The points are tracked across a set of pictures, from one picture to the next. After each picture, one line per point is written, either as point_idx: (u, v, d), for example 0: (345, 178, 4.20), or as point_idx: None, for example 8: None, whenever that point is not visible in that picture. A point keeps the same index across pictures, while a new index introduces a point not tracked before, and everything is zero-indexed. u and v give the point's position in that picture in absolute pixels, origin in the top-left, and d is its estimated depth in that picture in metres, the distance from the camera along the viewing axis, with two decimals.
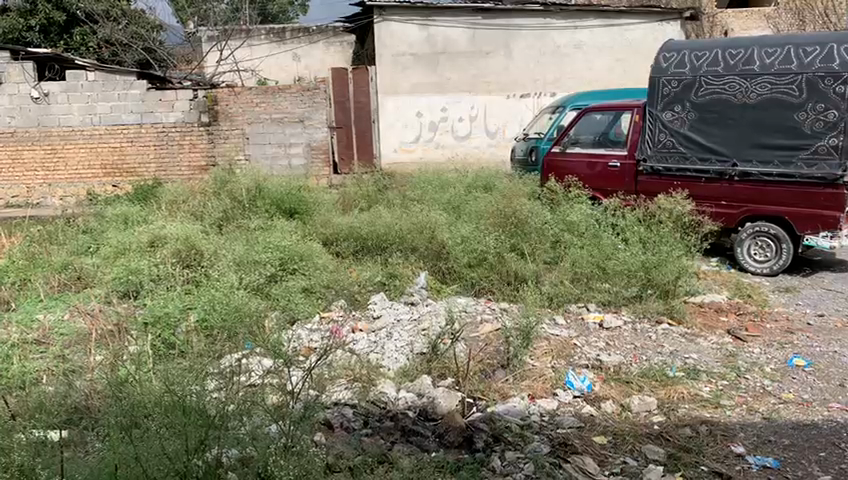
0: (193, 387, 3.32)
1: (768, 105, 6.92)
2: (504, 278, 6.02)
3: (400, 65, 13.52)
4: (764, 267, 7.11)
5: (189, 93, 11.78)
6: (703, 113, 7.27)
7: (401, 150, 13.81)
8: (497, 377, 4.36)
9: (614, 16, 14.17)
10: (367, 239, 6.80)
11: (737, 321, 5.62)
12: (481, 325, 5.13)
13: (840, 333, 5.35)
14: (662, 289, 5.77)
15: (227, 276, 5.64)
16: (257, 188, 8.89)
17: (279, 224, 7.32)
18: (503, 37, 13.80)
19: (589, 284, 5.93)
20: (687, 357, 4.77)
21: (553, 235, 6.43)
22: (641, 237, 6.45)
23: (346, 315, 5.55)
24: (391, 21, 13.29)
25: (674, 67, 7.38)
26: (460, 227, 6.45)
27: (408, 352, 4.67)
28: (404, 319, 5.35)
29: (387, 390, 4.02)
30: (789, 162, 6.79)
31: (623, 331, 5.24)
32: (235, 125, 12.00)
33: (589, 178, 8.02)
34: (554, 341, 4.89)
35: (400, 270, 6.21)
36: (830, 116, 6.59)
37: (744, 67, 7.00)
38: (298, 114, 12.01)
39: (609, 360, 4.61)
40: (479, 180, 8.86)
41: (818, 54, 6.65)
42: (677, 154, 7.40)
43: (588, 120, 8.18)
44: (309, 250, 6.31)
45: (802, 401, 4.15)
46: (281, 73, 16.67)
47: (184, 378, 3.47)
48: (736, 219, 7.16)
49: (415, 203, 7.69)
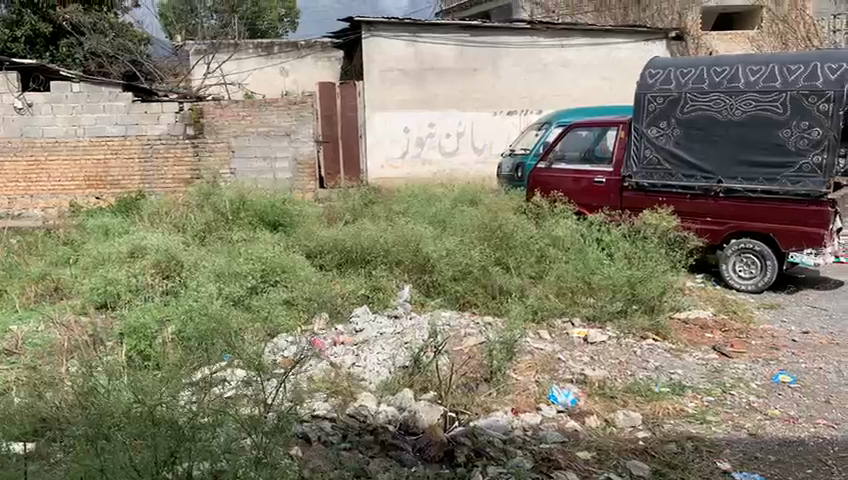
0: (165, 398, 3.23)
1: (752, 122, 6.95)
2: (488, 292, 5.96)
3: (387, 81, 13.48)
4: (750, 283, 7.07)
5: (175, 106, 11.67)
6: (688, 129, 7.28)
7: (386, 165, 13.66)
8: (480, 391, 4.27)
9: (600, 35, 14.29)
10: (350, 251, 6.73)
11: (723, 338, 5.58)
12: (465, 339, 5.04)
13: (825, 350, 5.32)
14: (647, 305, 5.73)
15: (208, 286, 5.57)
16: (241, 200, 8.81)
17: (263, 236, 7.24)
18: (490, 54, 13.86)
19: (574, 298, 5.89)
20: (672, 373, 4.72)
21: (539, 250, 6.40)
22: (626, 253, 6.44)
23: (328, 329, 5.46)
24: (379, 37, 13.26)
25: (659, 84, 7.39)
26: (445, 241, 6.43)
27: (390, 366, 4.59)
28: (387, 333, 5.27)
29: (366, 403, 3.92)
30: (774, 179, 6.81)
31: (607, 345, 5.20)
32: (220, 138, 11.90)
33: (575, 194, 7.90)
34: (538, 355, 4.83)
35: (383, 282, 6.14)
36: (814, 133, 6.66)
37: (729, 84, 7.03)
38: (284, 128, 11.96)
39: (594, 374, 4.55)
40: (466, 194, 8.81)
41: (802, 73, 6.73)
42: (663, 170, 7.39)
43: (574, 136, 8.09)
44: (292, 263, 6.24)
45: (787, 417, 4.10)
46: (268, 88, 16.59)
47: (157, 388, 3.38)
48: (721, 236, 7.14)
49: (400, 217, 7.63)
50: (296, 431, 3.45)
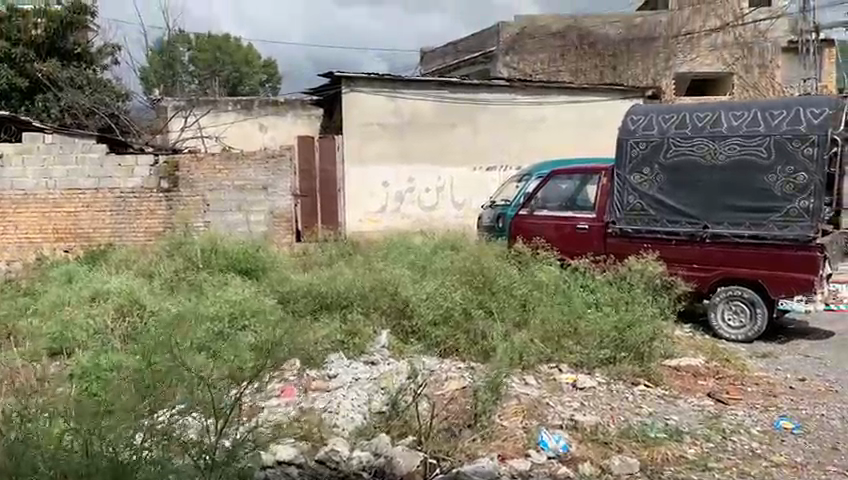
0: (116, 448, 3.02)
1: (737, 167, 6.84)
2: (470, 337, 5.64)
3: (367, 135, 13.26)
4: (739, 332, 6.81)
5: (150, 159, 11.31)
6: (672, 175, 7.14)
7: (365, 220, 13.30)
8: (463, 436, 3.91)
9: (578, 93, 14.42)
10: (325, 297, 6.40)
11: (717, 385, 5.29)
12: (446, 382, 4.72)
13: (825, 397, 5.05)
14: (636, 351, 5.43)
15: (169, 334, 5.16)
16: (213, 250, 8.49)
17: (233, 282, 6.89)
18: (470, 109, 13.87)
19: (560, 342, 5.61)
20: (668, 419, 4.41)
21: (522, 296, 6.08)
22: (613, 298, 6.14)
23: (300, 374, 5.11)
24: (360, 92, 13.12)
25: (642, 129, 7.27)
26: (425, 285, 6.15)
27: (365, 410, 4.24)
28: (363, 378, 4.93)
29: (338, 447, 3.56)
30: (761, 224, 6.67)
31: (598, 391, 4.89)
32: (195, 191, 11.49)
33: (557, 241, 7.65)
34: (524, 400, 4.49)
35: (359, 327, 5.82)
36: (799, 178, 6.55)
37: (712, 129, 6.95)
38: (260, 182, 11.66)
39: (585, 420, 4.22)
40: (445, 242, 8.56)
41: (785, 117, 6.66)
42: (647, 216, 7.22)
43: (556, 183, 7.85)
44: (262, 307, 5.98)
45: (795, 464, 3.79)
46: (246, 142, 16.39)
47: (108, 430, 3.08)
48: (709, 282, 6.92)
49: (378, 261, 7.35)
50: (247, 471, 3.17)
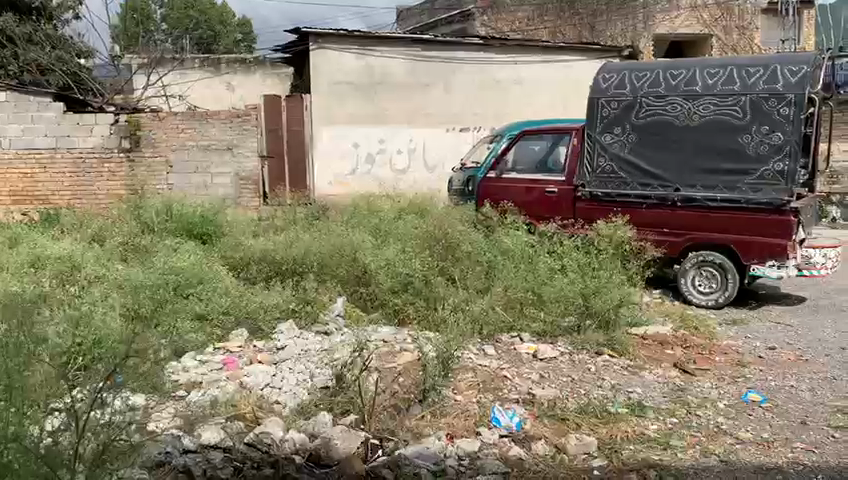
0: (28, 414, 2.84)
1: (711, 127, 6.56)
2: (429, 304, 5.36)
3: (335, 94, 12.23)
4: (709, 299, 6.62)
5: (110, 117, 10.51)
6: (644, 135, 6.84)
7: (335, 183, 12.40)
8: (412, 414, 3.64)
9: (555, 52, 13.71)
10: (281, 264, 6.11)
11: (684, 354, 5.07)
12: (400, 354, 4.45)
13: (795, 367, 4.86)
14: (601, 319, 5.20)
15: (101, 308, 4.86)
16: (169, 213, 8.12)
17: (185, 247, 6.56)
18: (443, 70, 13.00)
19: (523, 311, 5.35)
20: (631, 392, 4.18)
21: (487, 261, 5.81)
22: (579, 264, 5.89)
23: (245, 347, 4.84)
24: (328, 49, 12.08)
25: (614, 88, 6.94)
26: (385, 251, 5.85)
27: (309, 386, 3.97)
28: (312, 350, 4.64)
29: (270, 428, 3.29)
30: (734, 187, 6.43)
31: (559, 362, 4.65)
32: (158, 152, 10.84)
33: (526, 205, 7.34)
34: (480, 372, 4.23)
35: (313, 295, 5.53)
36: (775, 139, 6.30)
37: (687, 87, 6.64)
38: (226, 142, 11.05)
39: (543, 394, 3.98)
40: (413, 206, 8.24)
41: (762, 75, 6.37)
42: (617, 179, 6.94)
43: (527, 144, 7.48)
44: (210, 274, 5.65)
45: (761, 441, 3.58)
46: (214, 103, 15.94)
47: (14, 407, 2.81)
48: (680, 247, 6.69)
49: (337, 227, 7.02)
50: (150, 455, 3.00)
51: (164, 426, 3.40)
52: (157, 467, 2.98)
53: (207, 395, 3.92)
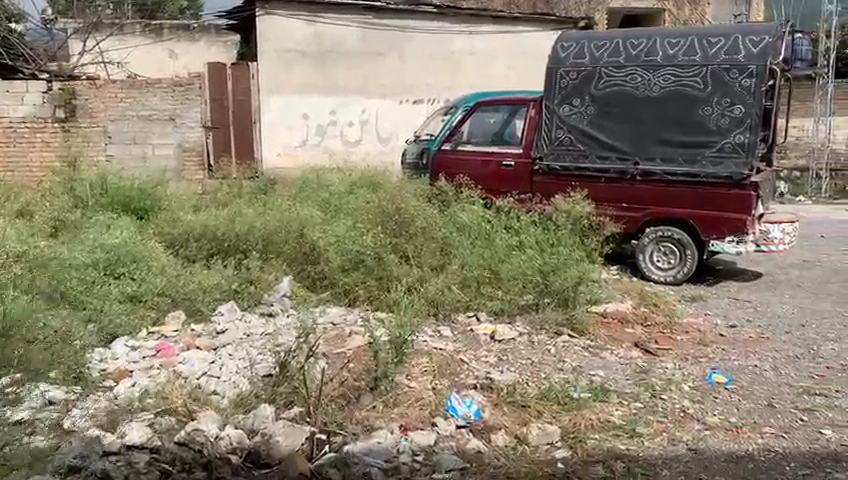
0: None
1: (671, 99, 6.35)
2: (383, 284, 5.09)
3: (284, 63, 11.67)
4: (667, 275, 6.50)
5: (41, 85, 9.78)
6: (603, 107, 6.61)
7: (284, 154, 11.81)
8: (361, 405, 3.37)
9: (509, 23, 13.41)
10: (222, 241, 5.71)
11: (645, 333, 4.90)
12: (349, 338, 4.14)
13: (757, 345, 4.73)
14: (560, 298, 4.95)
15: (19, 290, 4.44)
16: (105, 189, 7.59)
17: (120, 223, 6.09)
18: (396, 38, 12.55)
19: (480, 290, 5.09)
20: (593, 375, 3.98)
21: (441, 238, 5.51)
22: (538, 241, 5.66)
23: (181, 330, 4.48)
24: (276, 15, 11.48)
25: (572, 58, 6.69)
26: (335, 227, 5.53)
27: (250, 374, 3.69)
28: (255, 334, 4.34)
29: (205, 424, 2.98)
30: (694, 161, 6.27)
31: (518, 344, 4.41)
32: (95, 121, 10.05)
33: (482, 178, 7.06)
34: (436, 356, 3.98)
35: (256, 275, 5.17)
36: (736, 111, 6.12)
37: (647, 57, 6.41)
38: (168, 111, 10.24)
39: (502, 379, 3.73)
40: (364, 180, 7.88)
41: (723, 45, 6.16)
42: (576, 151, 6.72)
43: (481, 116, 7.18)
44: (146, 252, 5.23)
45: (729, 426, 3.41)
46: (155, 70, 15.17)
47: None
48: (639, 222, 6.53)
49: (284, 202, 6.63)
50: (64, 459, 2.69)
51: (82, 426, 3.06)
52: (70, 474, 2.67)
53: (137, 385, 3.58)
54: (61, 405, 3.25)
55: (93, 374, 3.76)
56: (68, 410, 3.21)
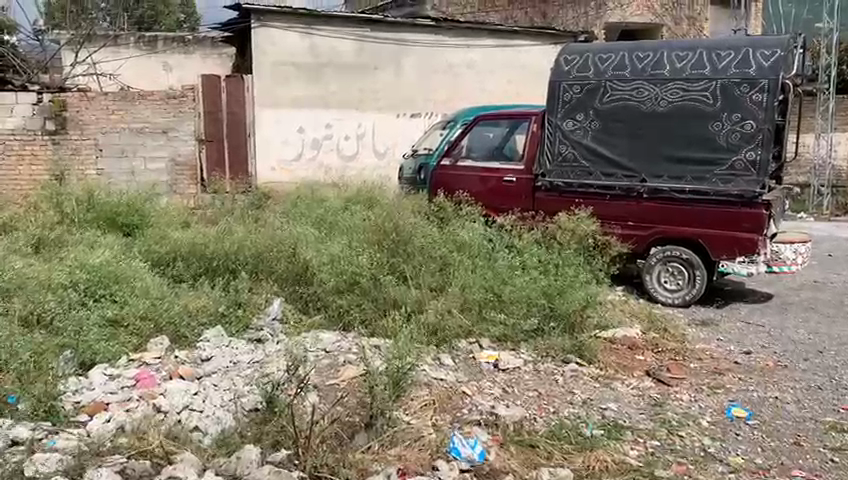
0: None
1: (679, 114, 6.09)
2: (379, 306, 4.80)
3: (280, 76, 11.41)
4: (676, 296, 6.23)
5: (32, 96, 9.51)
6: (608, 122, 6.36)
7: (278, 169, 11.43)
8: (356, 446, 3.10)
9: (508, 36, 13.19)
10: (211, 260, 5.47)
11: (657, 361, 4.63)
12: (342, 369, 3.86)
13: (776, 374, 4.47)
14: (567, 321, 4.74)
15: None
16: (92, 205, 7.32)
17: (106, 241, 5.83)
18: (393, 51, 12.31)
19: (482, 314, 4.81)
20: (605, 409, 3.71)
21: (441, 258, 5.25)
22: (542, 261, 5.40)
23: (164, 358, 4.18)
24: (271, 27, 11.24)
25: (576, 71, 6.45)
26: (329, 247, 5.30)
27: (236, 408, 3.41)
28: (243, 362, 4.07)
29: (183, 470, 2.71)
30: (703, 178, 6.01)
31: (523, 374, 4.15)
32: (86, 134, 9.76)
33: (482, 194, 6.85)
34: (436, 389, 3.71)
35: (246, 297, 4.92)
36: (747, 127, 5.85)
37: (653, 71, 6.16)
38: (160, 124, 9.95)
39: (508, 414, 3.47)
40: (360, 196, 7.64)
41: (733, 58, 5.91)
42: (580, 168, 6.48)
43: (482, 131, 6.98)
44: (130, 272, 4.97)
45: (755, 468, 3.15)
46: (148, 82, 14.88)
47: None
48: (646, 241, 6.28)
49: (277, 219, 6.36)
50: None
51: (46, 472, 2.73)
52: None
53: (113, 422, 3.28)
54: (26, 447, 2.94)
55: (66, 408, 3.46)
56: (33, 452, 2.91)
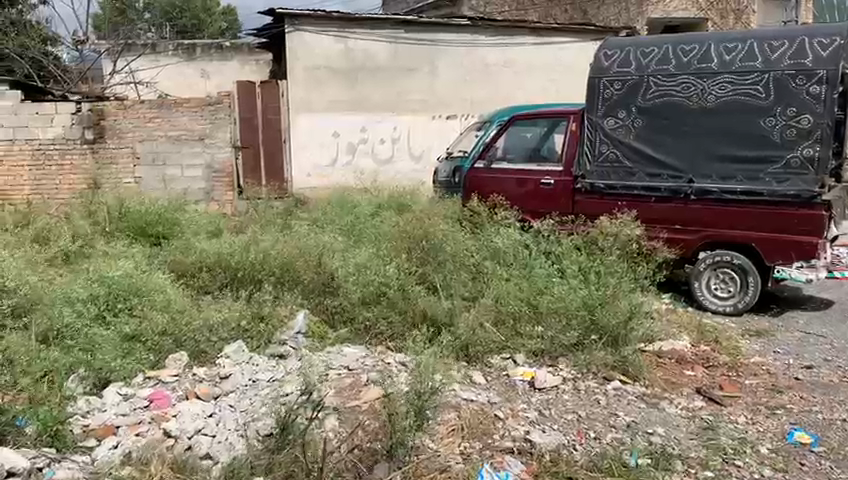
0: None
1: (729, 110, 5.69)
2: (408, 320, 4.55)
3: (314, 81, 11.30)
4: (727, 304, 5.83)
5: (71, 106, 9.32)
6: (652, 120, 6.00)
7: (315, 175, 11.44)
8: (375, 477, 2.84)
9: (547, 34, 12.56)
10: (238, 270, 5.26)
11: (708, 377, 4.26)
12: (366, 390, 3.61)
13: (842, 393, 4.06)
14: (610, 336, 4.33)
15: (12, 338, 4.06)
16: (125, 215, 7.20)
17: (134, 253, 5.70)
18: (427, 53, 11.92)
19: (517, 329, 4.50)
20: (651, 434, 3.37)
21: (475, 265, 5.04)
22: (582, 269, 5.08)
23: (182, 376, 3.96)
24: (304, 31, 11.10)
25: (617, 67, 6.09)
26: (356, 256, 5.12)
27: (250, 433, 3.18)
28: (264, 381, 3.83)
29: None
30: (755, 178, 5.60)
31: (562, 394, 3.83)
32: (124, 142, 9.54)
33: (519, 199, 6.55)
34: (466, 411, 3.44)
35: (269, 310, 4.69)
36: (804, 122, 5.42)
37: (700, 64, 5.75)
38: (198, 132, 9.61)
39: (544, 442, 3.18)
40: (393, 202, 7.41)
41: (787, 49, 5.47)
42: (623, 168, 6.13)
43: (518, 131, 6.68)
44: (153, 284, 4.81)
45: None
46: (189, 90, 15.05)
47: None
48: (694, 246, 5.89)
49: (306, 227, 6.15)
50: None
51: None
52: None
53: (120, 449, 3.08)
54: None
55: (74, 432, 3.26)
56: None
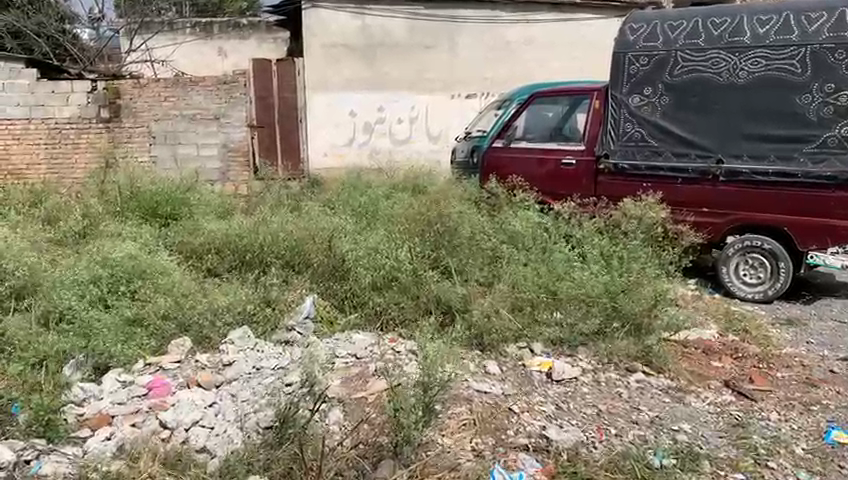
0: None
1: (762, 86, 5.38)
2: (420, 307, 4.35)
3: (331, 59, 11.11)
4: (756, 291, 5.56)
5: (87, 84, 9.09)
6: (680, 97, 5.70)
7: (331, 155, 11.31)
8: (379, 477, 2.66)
9: (569, 10, 11.94)
10: (246, 252, 5.09)
11: (737, 369, 4.03)
12: (374, 381, 3.41)
13: None
14: (633, 322, 4.14)
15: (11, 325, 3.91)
16: (137, 197, 6.99)
17: (142, 235, 5.52)
18: (446, 29, 11.57)
19: (535, 316, 4.29)
20: (677, 432, 3.15)
21: (491, 248, 4.83)
22: (603, 253, 4.85)
23: (184, 362, 3.79)
24: (321, 8, 10.91)
25: (643, 41, 5.79)
26: (367, 239, 4.91)
27: (249, 426, 3.01)
28: (268, 367, 3.66)
29: None
30: (789, 158, 5.31)
31: (581, 386, 3.62)
32: (139, 121, 9.35)
33: (537, 179, 6.30)
34: (480, 405, 3.23)
35: (276, 294, 4.49)
36: (842, 99, 5.10)
37: (732, 38, 5.44)
38: (212, 111, 9.44)
39: (561, 439, 2.98)
40: (408, 183, 7.19)
41: (826, 21, 5.14)
42: (648, 148, 5.85)
43: (539, 109, 6.41)
44: (159, 267, 4.64)
45: None
46: (206, 69, 14.82)
47: None
48: (722, 231, 5.62)
49: (318, 209, 5.95)
50: None
51: None
52: None
53: (112, 442, 2.92)
54: None
55: (68, 421, 3.10)
56: None
